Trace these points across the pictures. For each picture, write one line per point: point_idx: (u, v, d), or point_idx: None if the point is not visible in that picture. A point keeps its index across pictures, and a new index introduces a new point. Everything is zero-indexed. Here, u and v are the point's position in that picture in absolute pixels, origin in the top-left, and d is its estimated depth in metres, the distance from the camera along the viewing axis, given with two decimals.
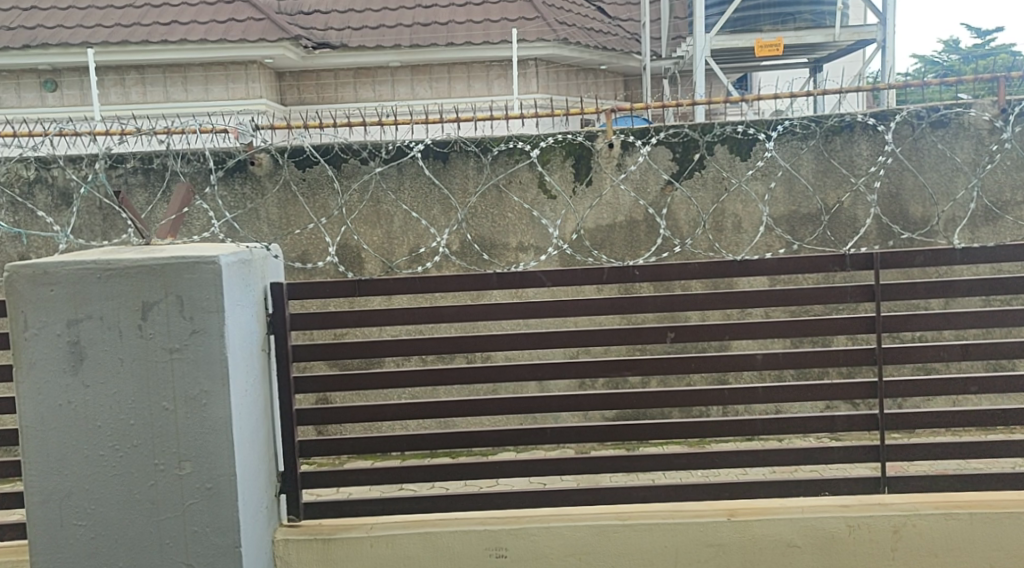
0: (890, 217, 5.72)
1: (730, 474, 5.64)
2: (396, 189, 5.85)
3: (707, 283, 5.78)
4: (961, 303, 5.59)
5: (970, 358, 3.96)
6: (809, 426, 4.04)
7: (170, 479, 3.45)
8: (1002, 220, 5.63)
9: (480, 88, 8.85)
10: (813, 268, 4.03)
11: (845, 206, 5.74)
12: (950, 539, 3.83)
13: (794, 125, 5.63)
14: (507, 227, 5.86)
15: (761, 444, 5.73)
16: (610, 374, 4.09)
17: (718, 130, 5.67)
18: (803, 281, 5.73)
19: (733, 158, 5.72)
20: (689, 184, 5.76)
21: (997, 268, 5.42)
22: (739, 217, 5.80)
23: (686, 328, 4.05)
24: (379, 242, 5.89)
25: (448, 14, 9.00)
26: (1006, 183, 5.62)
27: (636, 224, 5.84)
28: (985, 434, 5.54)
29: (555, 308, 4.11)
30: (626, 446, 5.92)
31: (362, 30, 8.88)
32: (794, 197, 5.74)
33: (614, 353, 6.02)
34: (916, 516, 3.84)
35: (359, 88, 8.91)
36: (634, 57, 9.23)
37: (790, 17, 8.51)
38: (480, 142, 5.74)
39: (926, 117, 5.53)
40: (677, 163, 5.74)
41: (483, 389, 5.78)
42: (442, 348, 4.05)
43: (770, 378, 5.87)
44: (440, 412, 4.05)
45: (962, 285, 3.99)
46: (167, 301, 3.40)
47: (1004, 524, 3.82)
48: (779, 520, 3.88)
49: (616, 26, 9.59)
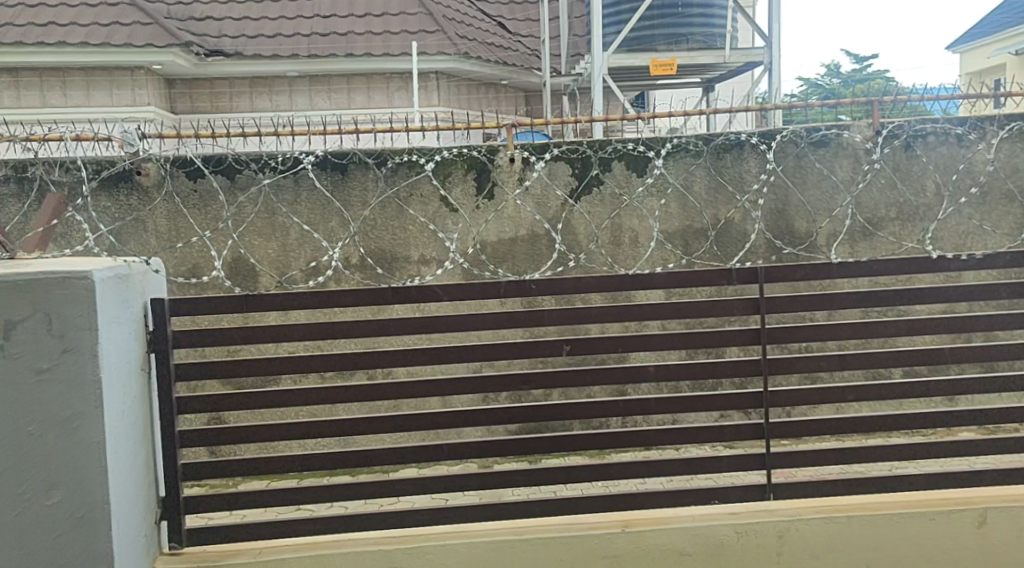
0: (776, 232, 5.91)
1: (630, 484, 5.77)
2: (292, 201, 5.72)
3: (606, 297, 5.89)
4: (842, 315, 5.86)
5: (848, 368, 4.13)
6: (699, 435, 4.14)
7: (38, 509, 3.27)
8: (877, 235, 5.90)
9: (380, 100, 8.77)
10: (703, 282, 4.13)
11: (735, 222, 5.91)
12: (831, 542, 3.97)
13: (687, 143, 5.78)
14: (407, 241, 5.80)
15: (659, 454, 5.87)
16: (507, 388, 4.08)
17: (614, 147, 5.78)
18: (697, 294, 5.91)
19: (630, 174, 5.84)
20: (587, 201, 5.84)
21: (876, 283, 5.70)
22: (635, 231, 5.89)
23: (581, 341, 4.08)
24: (274, 255, 5.74)
25: (346, 25, 8.90)
26: (882, 201, 5.89)
27: (535, 238, 5.87)
28: (866, 439, 5.83)
29: (452, 323, 4.07)
30: (529, 459, 5.98)
31: (256, 38, 8.69)
32: (688, 213, 5.88)
33: (515, 367, 6.04)
34: (799, 522, 3.97)
35: (255, 98, 8.70)
36: (534, 73, 9.28)
37: (682, 38, 8.75)
38: (378, 154, 5.68)
39: (808, 136, 5.78)
40: (576, 179, 5.81)
41: (384, 405, 5.73)
42: (337, 365, 3.97)
43: (666, 389, 6.03)
44: (332, 431, 3.96)
45: (841, 298, 4.16)
46: (35, 318, 3.23)
47: (878, 526, 3.98)
48: (671, 529, 3.95)
49: (516, 42, 9.68)
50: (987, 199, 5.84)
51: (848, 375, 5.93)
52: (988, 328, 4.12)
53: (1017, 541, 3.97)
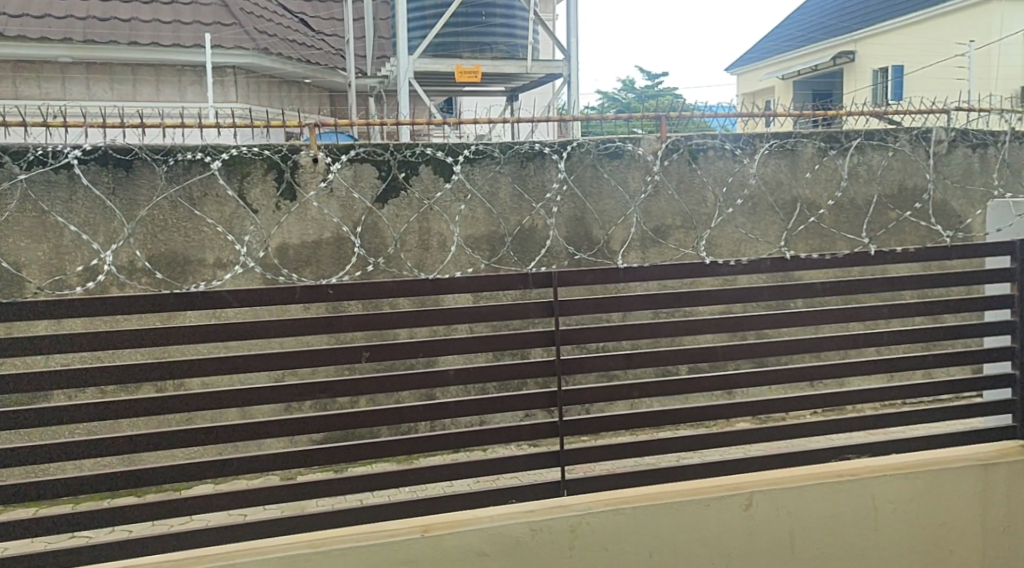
0: (571, 239, 6.08)
1: (436, 487, 5.76)
2: (66, 200, 5.26)
3: (413, 301, 5.85)
4: (634, 316, 6.16)
5: (634, 367, 4.25)
6: (496, 436, 4.10)
7: None
8: (665, 243, 6.21)
9: (169, 93, 8.26)
10: (499, 286, 4.14)
11: (534, 228, 6.05)
12: (619, 534, 3.94)
13: (490, 149, 5.82)
14: (200, 242, 5.50)
15: (465, 457, 5.91)
16: (303, 396, 3.89)
17: (421, 151, 5.71)
18: (503, 297, 5.98)
19: (437, 178, 5.79)
20: (393, 205, 5.76)
21: (662, 287, 6.01)
22: (443, 236, 5.90)
23: (382, 347, 3.95)
24: (46, 259, 5.25)
25: (129, 10, 8.28)
26: (668, 211, 6.20)
27: (339, 241, 5.73)
28: (660, 433, 6.15)
29: (243, 330, 3.83)
30: (333, 468, 5.83)
31: (21, 17, 7.86)
32: (489, 218, 5.95)
33: (320, 374, 5.86)
34: (589, 516, 3.92)
35: (19, 83, 7.85)
36: (337, 73, 9.16)
37: (486, 47, 8.87)
38: (165, 150, 5.29)
39: (603, 148, 5.97)
40: (382, 183, 5.71)
41: (174, 419, 5.38)
42: (115, 377, 3.66)
43: (473, 391, 6.07)
44: (109, 449, 3.67)
45: (629, 300, 4.29)
46: None
47: (662, 514, 3.95)
48: (468, 531, 3.86)
49: (318, 40, 9.43)
50: (754, 209, 6.30)
51: (641, 373, 6.21)
52: (760, 328, 4.31)
53: (789, 521, 4.00)
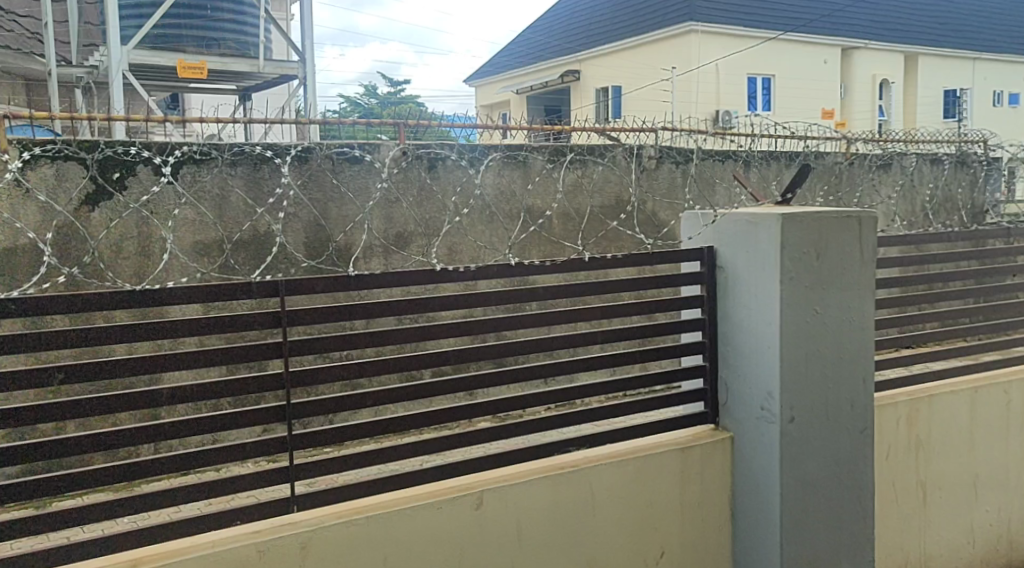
0: (308, 245, 5.77)
1: (161, 513, 5.35)
2: None
3: (136, 314, 5.43)
4: (378, 322, 6.16)
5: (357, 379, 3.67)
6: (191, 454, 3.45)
7: None
8: (406, 250, 6.13)
9: None
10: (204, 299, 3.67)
11: (267, 236, 5.65)
12: (355, 553, 2.89)
13: (216, 150, 5.36)
14: None
15: (194, 478, 5.55)
16: None
17: (135, 149, 5.08)
18: (238, 308, 5.72)
19: (155, 177, 5.22)
20: (105, 208, 5.16)
21: (407, 290, 6.08)
22: (163, 241, 5.35)
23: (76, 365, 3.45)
24: None
25: None
26: (408, 218, 6.12)
27: (35, 250, 5.00)
28: (401, 438, 6.14)
29: None
30: (38, 503, 5.25)
31: None
32: (220, 224, 5.46)
33: (19, 399, 5.26)
34: (319, 532, 2.85)
35: None
36: (34, 60, 8.27)
37: (213, 43, 8.47)
38: None
39: (342, 153, 5.74)
40: (89, 182, 5.07)
41: None
42: None
43: (203, 407, 5.72)
44: None
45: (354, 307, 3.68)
46: None
47: (421, 524, 2.95)
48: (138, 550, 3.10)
49: (11, 22, 8.47)
50: (490, 216, 6.43)
51: (385, 379, 6.19)
52: (495, 331, 3.51)
53: (576, 517, 3.14)
